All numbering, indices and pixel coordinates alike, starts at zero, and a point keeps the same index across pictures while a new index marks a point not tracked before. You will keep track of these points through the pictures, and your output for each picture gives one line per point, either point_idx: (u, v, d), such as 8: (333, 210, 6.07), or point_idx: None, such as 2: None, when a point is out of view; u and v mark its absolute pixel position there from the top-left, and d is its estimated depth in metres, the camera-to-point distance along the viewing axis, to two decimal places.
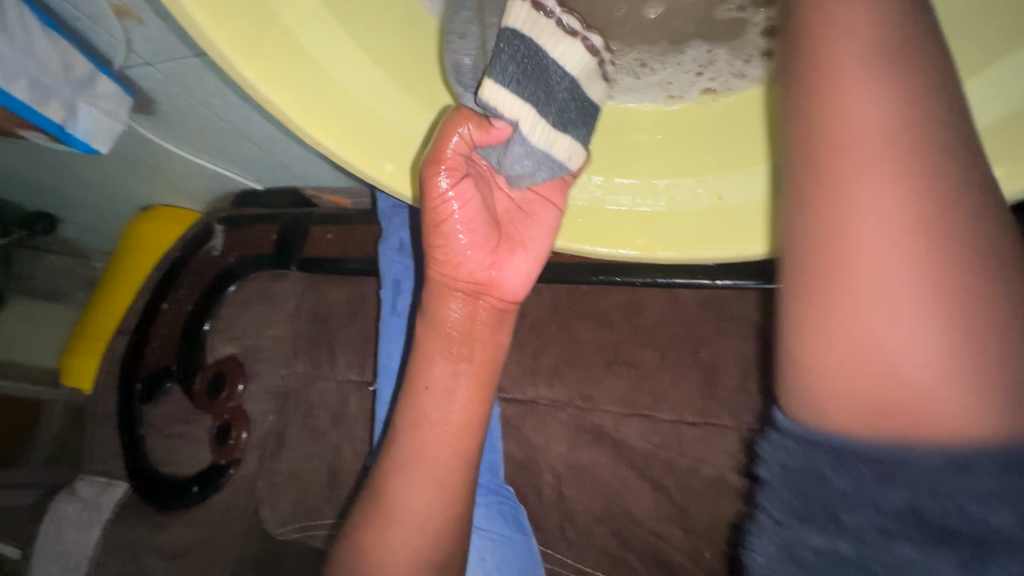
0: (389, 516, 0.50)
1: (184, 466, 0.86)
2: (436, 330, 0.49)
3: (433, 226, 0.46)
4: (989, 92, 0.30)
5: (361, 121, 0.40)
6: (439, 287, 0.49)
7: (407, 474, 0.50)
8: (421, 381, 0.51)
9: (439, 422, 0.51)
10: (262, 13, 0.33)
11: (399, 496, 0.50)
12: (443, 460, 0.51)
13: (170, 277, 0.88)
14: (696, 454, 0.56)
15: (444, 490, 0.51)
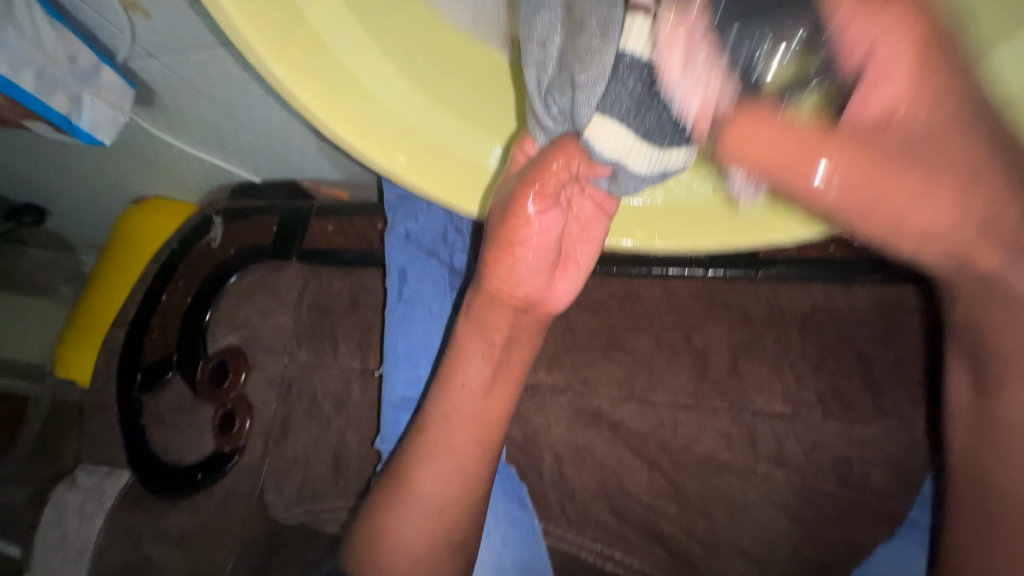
0: (412, 497, 0.52)
1: (187, 454, 0.88)
2: (481, 336, 0.52)
3: (501, 245, 0.48)
4: None
5: (377, 116, 0.42)
6: (492, 301, 0.51)
7: (434, 462, 0.53)
8: (456, 381, 0.53)
9: (469, 416, 0.53)
10: (292, 15, 0.35)
11: (422, 480, 0.53)
12: (464, 449, 0.53)
13: (166, 270, 0.84)
14: (689, 433, 0.60)
15: (466, 477, 0.54)
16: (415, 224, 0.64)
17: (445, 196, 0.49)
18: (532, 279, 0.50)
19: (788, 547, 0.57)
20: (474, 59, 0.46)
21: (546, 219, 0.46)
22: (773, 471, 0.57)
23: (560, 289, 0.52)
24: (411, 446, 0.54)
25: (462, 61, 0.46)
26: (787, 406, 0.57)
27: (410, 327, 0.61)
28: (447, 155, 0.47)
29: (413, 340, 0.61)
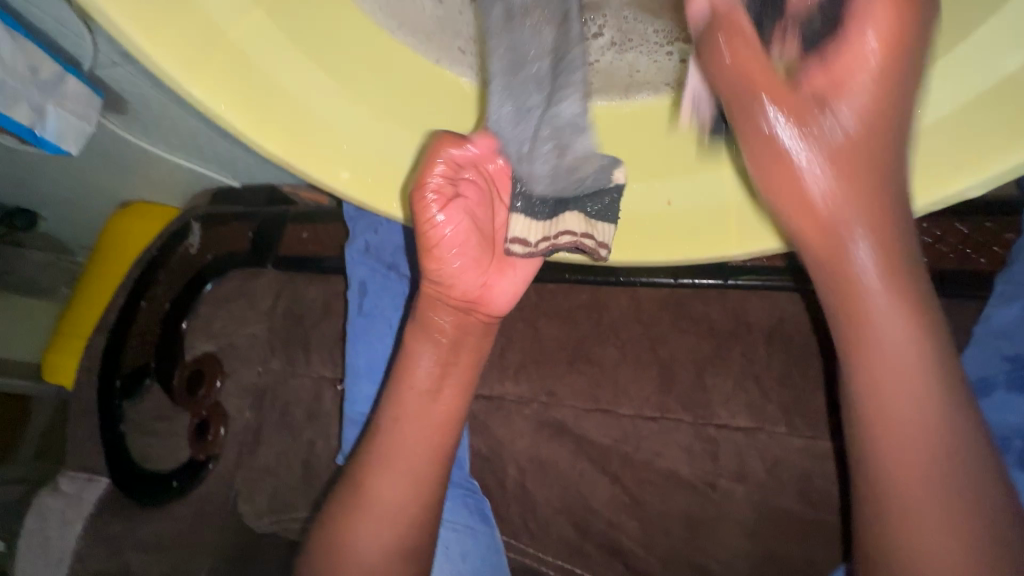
0: (367, 504, 0.52)
1: (164, 461, 0.88)
2: (425, 335, 0.54)
3: (425, 250, 0.52)
4: (911, 99, 0.30)
5: (315, 130, 0.40)
6: (429, 299, 0.54)
7: (388, 467, 0.53)
8: (407, 381, 0.55)
9: (421, 418, 0.54)
10: (206, 31, 0.34)
11: (376, 488, 0.52)
12: (420, 456, 0.53)
13: (147, 271, 0.84)
14: (651, 447, 0.59)
15: (420, 486, 0.53)
16: (374, 236, 0.64)
17: (391, 210, 0.47)
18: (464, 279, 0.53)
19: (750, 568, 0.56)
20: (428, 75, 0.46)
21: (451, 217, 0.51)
22: (734, 487, 0.56)
23: (495, 290, 0.54)
24: (367, 452, 0.54)
25: (411, 75, 0.45)
26: (751, 420, 0.56)
27: (369, 342, 0.61)
28: (388, 168, 0.45)
29: (374, 355, 0.60)
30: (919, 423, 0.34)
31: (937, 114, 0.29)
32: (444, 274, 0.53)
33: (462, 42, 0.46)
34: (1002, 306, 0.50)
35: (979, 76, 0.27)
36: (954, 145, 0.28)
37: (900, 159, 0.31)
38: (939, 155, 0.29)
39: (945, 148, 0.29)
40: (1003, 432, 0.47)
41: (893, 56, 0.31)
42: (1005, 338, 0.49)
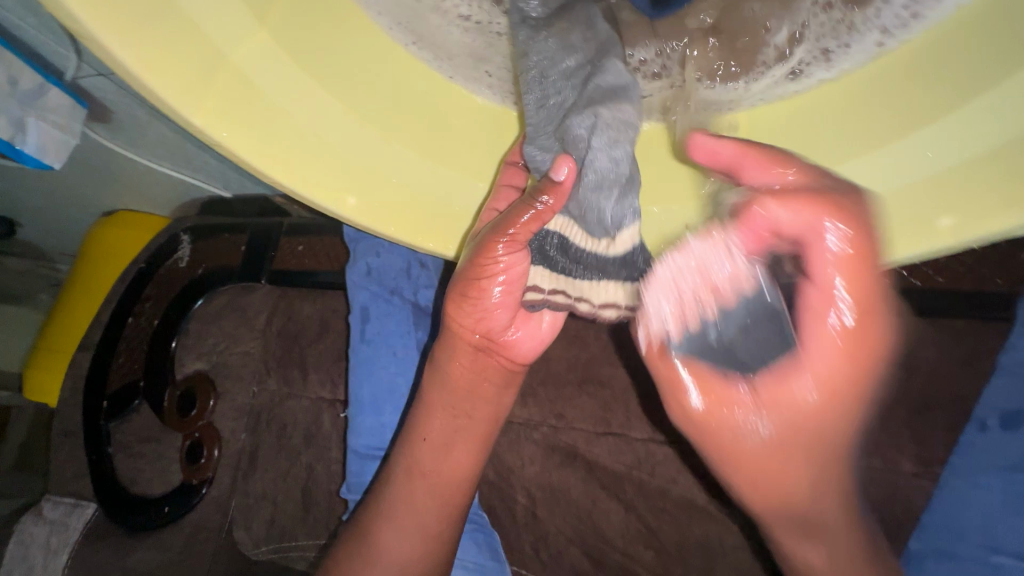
0: (374, 558, 0.52)
1: (153, 486, 0.84)
2: (442, 387, 0.50)
3: (465, 280, 0.45)
4: (961, 136, 0.29)
5: (320, 156, 0.38)
6: (454, 339, 0.49)
7: (395, 520, 0.52)
8: (419, 433, 0.52)
9: (432, 475, 0.52)
10: (207, 56, 0.31)
11: (382, 542, 0.52)
12: (430, 509, 0.52)
13: (134, 288, 0.82)
14: (666, 474, 0.57)
15: (428, 539, 0.52)
16: (376, 260, 0.60)
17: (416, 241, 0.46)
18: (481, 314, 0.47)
19: None
20: (438, 91, 0.44)
21: (513, 259, 0.42)
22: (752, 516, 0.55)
23: (516, 336, 0.49)
24: (376, 500, 0.53)
25: (420, 94, 0.43)
26: None
27: (374, 371, 0.58)
28: (405, 193, 0.43)
29: (380, 384, 0.58)
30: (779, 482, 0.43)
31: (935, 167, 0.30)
32: (474, 308, 0.47)
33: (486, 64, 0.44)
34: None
35: (990, 129, 0.28)
36: (988, 189, 0.28)
37: (933, 197, 0.30)
38: (955, 202, 0.29)
39: (963, 193, 0.29)
40: None
41: (950, 80, 0.29)
42: None
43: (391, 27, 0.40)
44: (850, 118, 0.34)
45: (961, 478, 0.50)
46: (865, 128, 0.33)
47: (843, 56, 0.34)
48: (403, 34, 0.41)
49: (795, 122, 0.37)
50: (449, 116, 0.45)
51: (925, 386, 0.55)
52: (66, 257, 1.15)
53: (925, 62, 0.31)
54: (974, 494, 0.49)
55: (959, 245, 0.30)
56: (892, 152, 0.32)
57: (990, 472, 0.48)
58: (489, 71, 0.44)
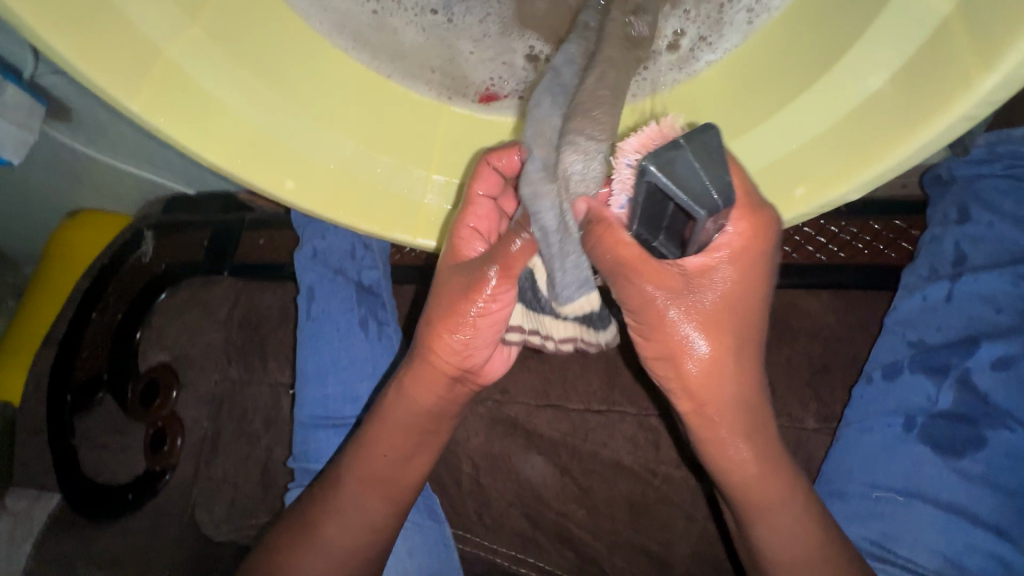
0: (318, 544, 0.53)
1: (119, 476, 0.85)
2: (409, 410, 0.51)
3: (449, 312, 0.47)
4: (819, 110, 0.34)
5: (256, 142, 0.42)
6: (430, 370, 0.49)
7: (339, 512, 0.53)
8: (377, 447, 0.53)
9: (384, 481, 0.54)
10: (142, 50, 0.35)
11: (331, 533, 0.53)
12: (374, 505, 0.54)
13: (100, 282, 0.80)
14: (598, 438, 0.62)
15: (376, 533, 0.54)
16: (321, 242, 0.66)
17: (391, 232, 0.49)
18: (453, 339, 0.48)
19: (688, 547, 0.59)
20: (377, 84, 0.47)
21: (503, 294, 0.45)
22: (673, 472, 0.60)
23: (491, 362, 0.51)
24: (321, 488, 0.55)
25: (358, 88, 0.46)
26: None
27: (319, 346, 0.63)
28: (351, 183, 0.46)
29: (322, 358, 0.62)
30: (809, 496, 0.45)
31: (818, 128, 0.34)
32: (462, 346, 0.48)
33: (438, 63, 0.47)
34: (907, 296, 0.54)
35: (844, 96, 0.33)
36: (841, 153, 0.33)
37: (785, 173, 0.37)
38: (818, 166, 0.35)
39: (822, 158, 0.34)
40: (907, 409, 0.51)
41: (861, 58, 0.32)
42: (908, 325, 0.54)
43: (331, 33, 0.45)
44: (743, 96, 0.39)
45: (852, 426, 0.54)
46: (760, 100, 0.38)
47: (752, 26, 0.39)
48: (343, 39, 0.45)
49: (716, 87, 0.41)
50: (389, 106, 0.48)
51: (823, 349, 0.61)
52: (28, 260, 1.15)
53: (783, 45, 0.37)
54: (858, 439, 0.53)
55: (809, 211, 0.36)
56: (783, 116, 0.36)
57: (873, 417, 0.53)
58: (439, 71, 0.48)
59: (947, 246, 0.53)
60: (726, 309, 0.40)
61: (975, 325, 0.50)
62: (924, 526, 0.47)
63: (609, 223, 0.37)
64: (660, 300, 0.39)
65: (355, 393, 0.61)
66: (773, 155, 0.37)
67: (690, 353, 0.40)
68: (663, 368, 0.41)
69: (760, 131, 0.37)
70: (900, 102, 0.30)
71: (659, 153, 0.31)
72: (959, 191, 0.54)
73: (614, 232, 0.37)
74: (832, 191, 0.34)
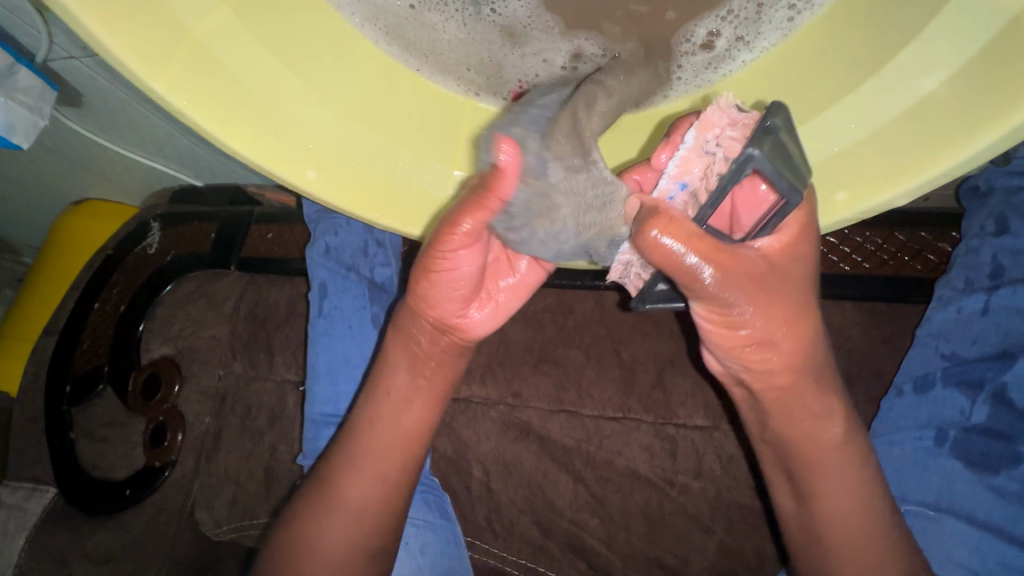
0: (337, 506, 0.51)
1: (116, 469, 0.84)
2: (404, 344, 0.51)
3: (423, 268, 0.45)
4: (869, 109, 0.33)
5: (282, 130, 0.40)
6: (414, 321, 0.49)
7: (357, 469, 0.52)
8: (382, 384, 0.52)
9: (390, 427, 0.52)
10: (169, 28, 0.34)
11: (344, 488, 0.51)
12: (390, 458, 0.52)
13: (101, 274, 0.81)
14: (613, 446, 0.60)
15: (385, 489, 0.52)
16: (335, 238, 0.65)
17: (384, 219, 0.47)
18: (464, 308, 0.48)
19: (706, 560, 0.58)
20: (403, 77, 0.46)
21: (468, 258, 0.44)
22: (691, 484, 0.58)
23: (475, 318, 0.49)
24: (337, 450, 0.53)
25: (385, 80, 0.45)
26: (707, 418, 0.58)
27: (330, 344, 0.62)
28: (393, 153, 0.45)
29: (336, 355, 0.61)
30: (857, 529, 0.45)
31: (867, 129, 0.33)
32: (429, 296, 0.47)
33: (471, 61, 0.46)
34: (941, 308, 0.53)
35: (894, 101, 0.32)
36: (885, 161, 0.33)
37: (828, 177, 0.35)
38: (858, 173, 0.34)
39: (865, 164, 0.34)
40: (939, 423, 0.50)
41: (916, 55, 0.31)
42: (942, 337, 0.52)
43: (363, 24, 0.44)
44: (782, 97, 0.38)
45: (883, 438, 0.53)
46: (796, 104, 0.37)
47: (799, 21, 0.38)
48: (374, 30, 0.44)
49: (751, 89, 0.40)
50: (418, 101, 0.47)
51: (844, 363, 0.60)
52: (30, 249, 1.14)
53: (823, 49, 0.36)
54: (888, 452, 0.52)
55: (853, 216, 0.35)
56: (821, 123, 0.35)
57: (903, 430, 0.52)
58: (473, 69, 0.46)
59: (984, 259, 0.52)
60: (793, 318, 0.41)
61: (1011, 338, 0.49)
62: (957, 543, 0.47)
63: (670, 219, 0.37)
64: (733, 319, 0.40)
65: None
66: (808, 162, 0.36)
67: (775, 370, 0.43)
68: (755, 353, 0.42)
69: (810, 128, 0.36)
70: (955, 108, 0.30)
71: (763, 138, 0.32)
72: (996, 202, 0.52)
73: (677, 228, 0.37)
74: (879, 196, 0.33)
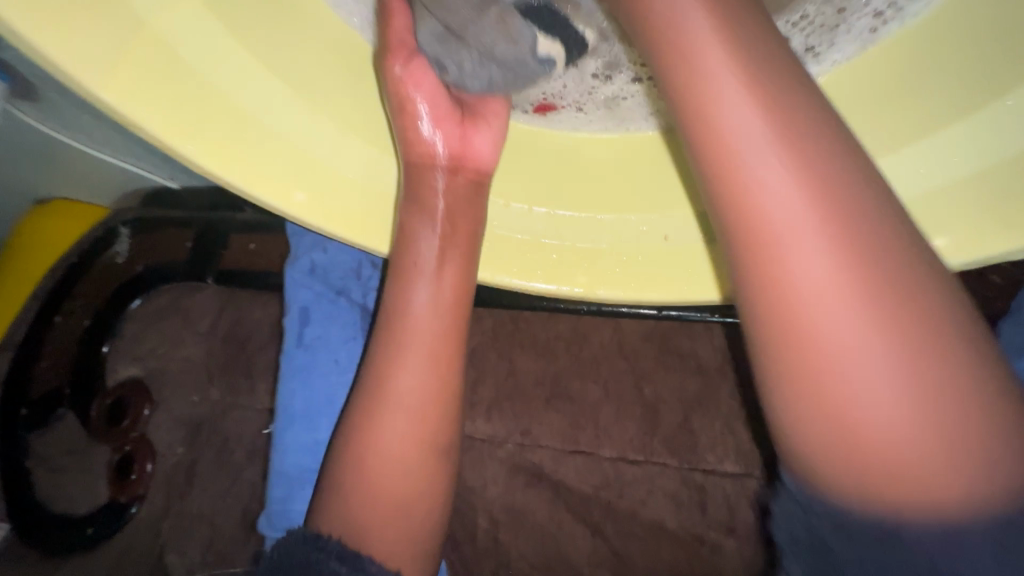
0: (366, 456, 0.41)
1: (75, 506, 0.74)
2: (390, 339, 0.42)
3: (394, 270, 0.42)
4: (988, 145, 0.30)
5: (264, 144, 0.35)
6: (394, 326, 0.42)
7: (391, 414, 0.41)
8: (401, 314, 0.42)
9: (421, 345, 0.42)
10: (119, 20, 0.28)
11: (376, 442, 0.41)
12: (423, 414, 0.42)
13: (66, 282, 0.68)
14: (636, 495, 0.55)
15: (422, 423, 0.42)
16: (322, 255, 0.58)
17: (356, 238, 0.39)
18: (441, 127, 0.41)
19: None
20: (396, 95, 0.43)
21: (418, 79, 0.40)
22: (723, 540, 0.53)
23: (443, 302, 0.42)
24: (357, 409, 0.42)
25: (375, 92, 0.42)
26: (739, 465, 0.54)
27: (309, 380, 0.54)
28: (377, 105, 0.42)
29: (312, 394, 0.54)
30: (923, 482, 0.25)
31: (982, 161, 0.30)
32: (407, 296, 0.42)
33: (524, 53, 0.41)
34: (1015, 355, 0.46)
35: (1013, 139, 0.29)
36: (994, 204, 0.30)
37: (933, 211, 0.31)
38: (965, 222, 0.30)
39: (968, 203, 0.30)
40: None
41: None
42: None
43: (361, 28, 0.41)
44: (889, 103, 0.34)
45: None
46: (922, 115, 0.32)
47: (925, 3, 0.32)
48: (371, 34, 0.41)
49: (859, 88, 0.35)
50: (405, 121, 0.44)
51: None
52: None
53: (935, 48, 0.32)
54: None
55: (970, 262, 0.31)
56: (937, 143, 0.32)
57: None
58: None
59: None
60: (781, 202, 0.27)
61: None
62: None
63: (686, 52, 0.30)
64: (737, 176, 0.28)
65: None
66: (931, 186, 0.32)
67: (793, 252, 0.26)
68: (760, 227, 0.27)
69: (922, 146, 0.32)
70: None
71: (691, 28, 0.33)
72: None
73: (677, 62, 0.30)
74: (979, 250, 0.30)
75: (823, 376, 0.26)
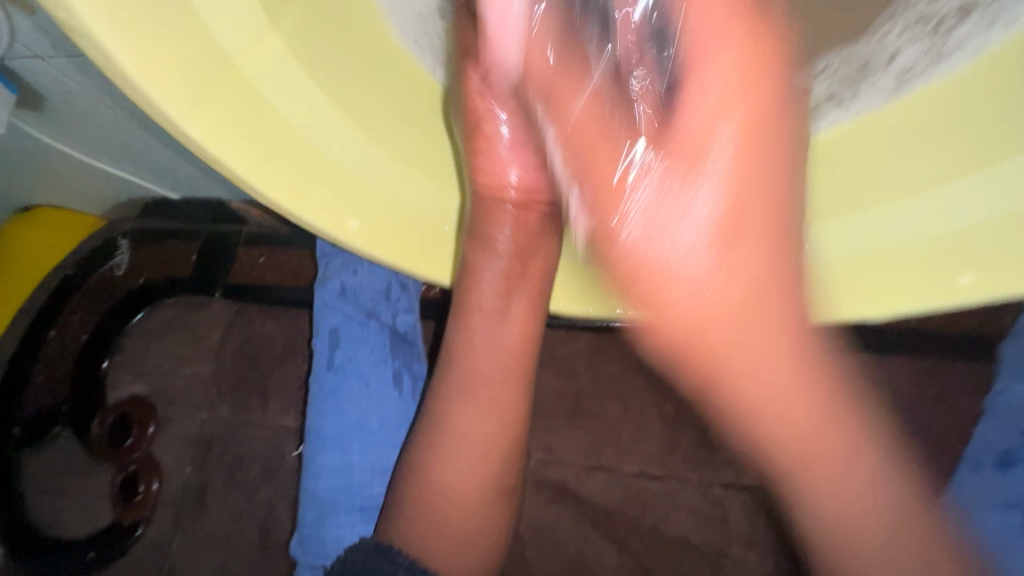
0: (430, 490, 0.47)
1: (77, 526, 0.73)
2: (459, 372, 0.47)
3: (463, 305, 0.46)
4: None
5: (329, 176, 0.32)
6: (463, 364, 0.47)
7: (450, 453, 0.47)
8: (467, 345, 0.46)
9: (478, 380, 0.46)
10: (208, 60, 0.26)
11: (436, 474, 0.47)
12: (483, 441, 0.47)
13: (61, 296, 0.65)
14: (659, 510, 0.57)
15: (483, 449, 0.47)
16: (352, 278, 0.59)
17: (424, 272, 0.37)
18: (516, 154, 0.41)
19: None
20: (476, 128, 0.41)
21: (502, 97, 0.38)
22: (746, 554, 0.56)
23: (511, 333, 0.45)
24: (421, 440, 0.48)
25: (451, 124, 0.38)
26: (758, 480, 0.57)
27: (339, 404, 0.54)
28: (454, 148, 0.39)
29: (345, 418, 0.54)
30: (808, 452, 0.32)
31: None
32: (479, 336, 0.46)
33: None
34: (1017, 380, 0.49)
35: None
36: None
37: None
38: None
39: None
40: None
41: None
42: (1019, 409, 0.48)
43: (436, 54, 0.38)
44: None
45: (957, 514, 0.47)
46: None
47: None
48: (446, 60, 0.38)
49: None
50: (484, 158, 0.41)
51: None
52: None
53: None
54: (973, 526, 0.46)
55: None
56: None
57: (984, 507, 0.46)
58: None
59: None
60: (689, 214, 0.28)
61: None
62: None
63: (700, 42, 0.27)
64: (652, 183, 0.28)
65: (384, 464, 0.53)
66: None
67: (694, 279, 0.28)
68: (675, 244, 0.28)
69: None
70: None
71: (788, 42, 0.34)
72: None
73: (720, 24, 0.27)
74: None
75: (717, 361, 0.29)
